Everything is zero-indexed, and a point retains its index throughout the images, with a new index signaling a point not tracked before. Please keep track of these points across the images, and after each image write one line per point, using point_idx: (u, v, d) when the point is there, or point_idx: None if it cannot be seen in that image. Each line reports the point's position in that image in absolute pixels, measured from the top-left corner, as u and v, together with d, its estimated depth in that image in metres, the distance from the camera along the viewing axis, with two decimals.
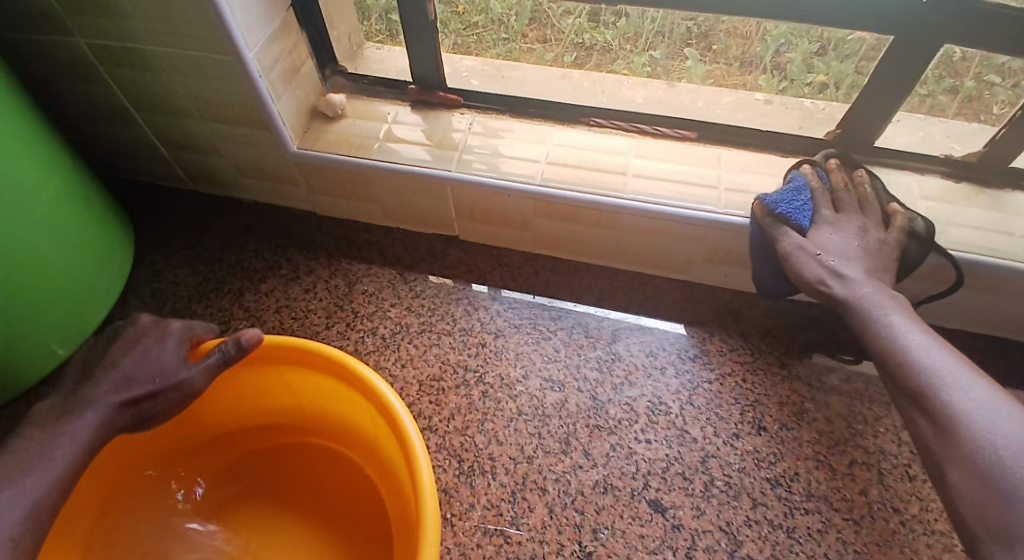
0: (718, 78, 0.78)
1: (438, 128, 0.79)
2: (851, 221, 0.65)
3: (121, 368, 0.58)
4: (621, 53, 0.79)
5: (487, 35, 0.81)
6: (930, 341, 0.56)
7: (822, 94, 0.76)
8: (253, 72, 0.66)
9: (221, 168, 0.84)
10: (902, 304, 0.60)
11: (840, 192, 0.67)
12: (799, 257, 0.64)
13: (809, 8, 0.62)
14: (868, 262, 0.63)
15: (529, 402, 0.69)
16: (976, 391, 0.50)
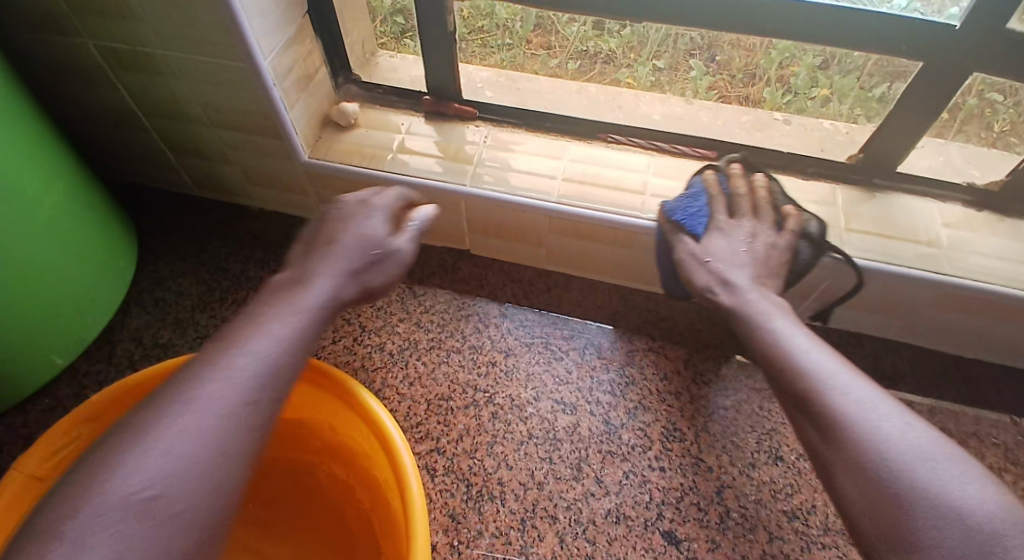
0: (721, 89, 0.77)
1: (452, 140, 0.78)
2: (739, 226, 0.59)
3: (338, 245, 0.49)
4: (625, 61, 0.77)
5: (491, 40, 0.78)
6: (813, 342, 0.50)
7: (825, 107, 0.74)
8: (267, 81, 0.64)
9: (229, 175, 0.82)
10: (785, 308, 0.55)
11: (735, 194, 0.61)
12: (689, 265, 0.59)
13: (836, 31, 0.61)
14: (760, 270, 0.57)
15: (540, 424, 0.67)
16: (861, 387, 0.44)
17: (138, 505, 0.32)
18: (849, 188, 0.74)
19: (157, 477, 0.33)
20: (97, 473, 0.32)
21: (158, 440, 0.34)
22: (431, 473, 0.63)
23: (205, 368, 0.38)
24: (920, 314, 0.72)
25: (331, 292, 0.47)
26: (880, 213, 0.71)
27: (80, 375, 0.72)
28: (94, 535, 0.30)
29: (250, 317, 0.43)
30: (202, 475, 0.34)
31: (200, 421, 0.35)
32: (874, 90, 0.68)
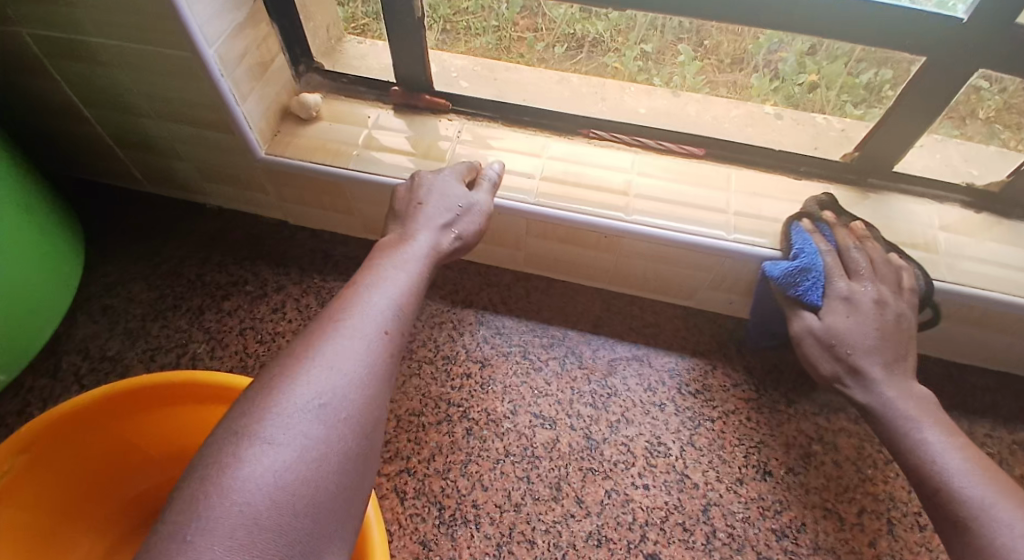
0: (710, 73, 0.73)
1: (423, 135, 0.73)
2: (867, 295, 0.57)
3: (427, 205, 0.55)
4: (613, 45, 0.73)
5: (477, 22, 0.75)
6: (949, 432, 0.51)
7: (811, 92, 0.71)
8: (213, 72, 0.58)
9: (184, 171, 0.76)
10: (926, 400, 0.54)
11: (852, 254, 0.59)
12: (812, 348, 0.58)
13: (832, 24, 0.57)
14: (893, 350, 0.55)
15: (517, 441, 0.63)
16: (994, 491, 0.45)
17: (322, 411, 0.36)
18: (844, 188, 0.70)
19: (323, 390, 0.37)
20: (278, 387, 0.36)
21: (319, 362, 0.38)
22: (401, 495, 0.59)
23: (338, 308, 0.43)
24: None
25: (434, 244, 0.52)
26: (876, 215, 0.68)
27: (24, 392, 0.67)
28: (276, 432, 0.34)
29: (366, 268, 0.48)
30: (361, 392, 0.38)
31: (346, 347, 0.40)
32: (862, 75, 0.65)
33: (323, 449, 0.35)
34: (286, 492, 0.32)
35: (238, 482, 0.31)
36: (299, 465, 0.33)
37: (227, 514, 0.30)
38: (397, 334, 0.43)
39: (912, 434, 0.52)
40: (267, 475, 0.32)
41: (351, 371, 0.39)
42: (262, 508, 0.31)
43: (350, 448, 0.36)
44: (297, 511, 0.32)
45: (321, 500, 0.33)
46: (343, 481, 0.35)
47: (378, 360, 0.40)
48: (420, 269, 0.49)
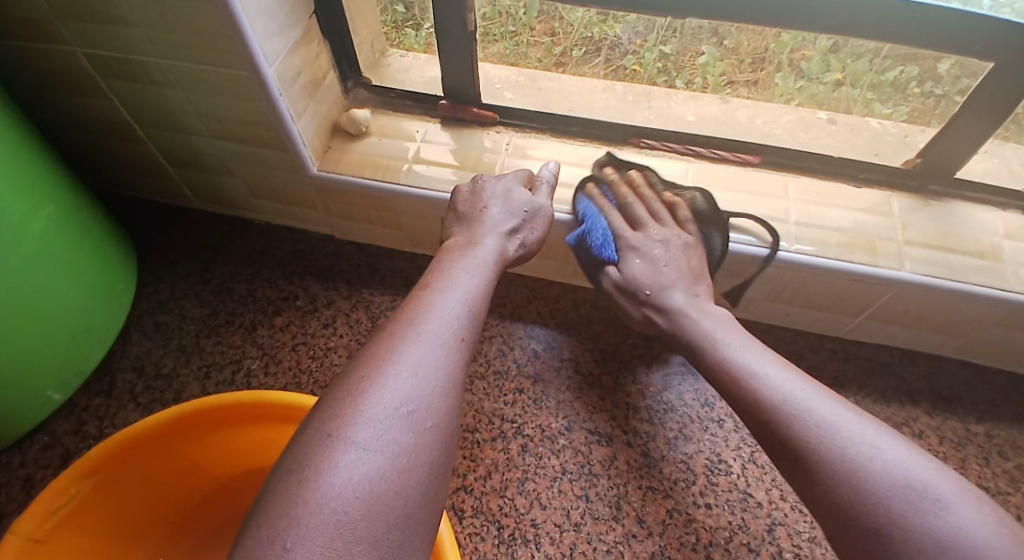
0: (730, 76, 0.70)
1: (468, 147, 0.72)
2: (650, 239, 0.61)
3: (490, 209, 0.54)
4: (629, 47, 0.70)
5: (495, 27, 0.70)
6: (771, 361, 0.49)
7: (836, 91, 0.68)
8: (271, 90, 0.58)
9: (231, 188, 0.77)
10: (727, 319, 0.55)
11: (628, 205, 0.63)
12: (620, 296, 0.62)
13: (892, 27, 0.55)
14: (687, 278, 0.59)
15: (573, 458, 0.62)
16: (792, 381, 0.47)
17: (411, 417, 0.35)
18: (905, 196, 0.68)
19: (409, 395, 0.36)
20: (363, 390, 0.36)
21: (403, 366, 0.37)
22: (459, 514, 0.59)
23: (413, 310, 0.42)
24: (979, 333, 0.67)
25: (498, 251, 0.51)
26: (939, 223, 0.65)
27: (79, 410, 0.68)
28: (366, 437, 0.33)
29: (437, 271, 0.47)
30: (445, 398, 0.37)
31: (428, 350, 0.39)
32: (886, 72, 0.63)
33: (413, 457, 0.34)
34: (378, 500, 0.31)
35: (332, 489, 0.31)
36: (389, 473, 0.32)
37: (324, 522, 0.30)
38: (472, 340, 0.42)
39: (710, 353, 0.53)
40: (359, 485, 0.31)
41: (435, 376, 0.38)
42: (357, 518, 0.30)
43: (437, 457, 0.35)
44: (390, 523, 0.31)
45: (411, 511, 0.32)
46: (431, 490, 0.34)
47: (458, 367, 0.40)
48: (488, 273, 0.49)
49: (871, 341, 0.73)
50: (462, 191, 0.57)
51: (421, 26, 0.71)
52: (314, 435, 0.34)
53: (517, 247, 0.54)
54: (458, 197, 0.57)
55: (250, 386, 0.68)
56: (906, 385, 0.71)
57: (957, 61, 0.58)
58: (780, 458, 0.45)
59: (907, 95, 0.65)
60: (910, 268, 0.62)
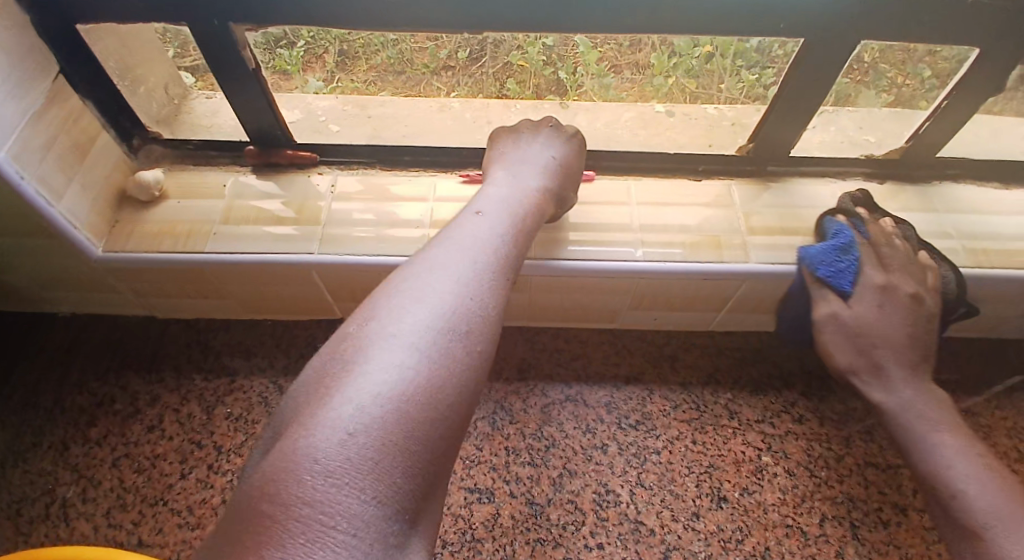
0: (614, 60, 0.60)
1: (294, 197, 0.64)
2: (903, 287, 0.57)
3: (538, 152, 0.57)
4: (514, 43, 0.57)
5: (375, 40, 0.58)
6: (973, 466, 0.50)
7: (709, 63, 0.60)
8: (9, 174, 0.48)
9: (19, 284, 0.65)
10: (943, 402, 0.55)
11: (884, 246, 0.58)
12: (834, 336, 0.58)
13: (704, 23, 0.51)
14: (917, 345, 0.57)
15: (453, 527, 0.56)
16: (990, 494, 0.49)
17: (455, 334, 0.36)
18: (744, 182, 0.67)
19: (463, 316, 0.37)
20: (405, 303, 0.37)
21: (458, 285, 0.39)
22: None
23: (457, 236, 0.44)
24: None
25: (542, 191, 0.54)
26: (783, 205, 0.65)
27: None
28: (422, 343, 0.35)
29: (486, 199, 0.51)
30: (488, 323, 0.39)
31: (472, 273, 0.41)
32: (749, 40, 0.54)
33: (463, 370, 0.35)
34: (422, 405, 0.32)
35: (376, 394, 0.31)
36: (432, 380, 0.33)
37: (366, 427, 0.30)
38: (511, 272, 0.44)
39: (920, 434, 0.54)
40: (401, 390, 0.32)
41: (481, 300, 0.39)
42: (401, 427, 0.30)
43: (476, 376, 0.36)
44: (432, 438, 0.31)
45: (456, 421, 0.33)
46: (467, 410, 0.35)
47: (501, 294, 0.41)
48: (534, 207, 0.52)
49: None
50: (526, 127, 0.60)
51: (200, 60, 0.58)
52: (361, 341, 0.34)
53: (559, 194, 0.57)
54: (515, 134, 0.60)
55: (71, 518, 0.58)
56: None
57: (769, 40, 0.54)
58: None
59: (772, 59, 0.57)
60: (755, 258, 0.60)
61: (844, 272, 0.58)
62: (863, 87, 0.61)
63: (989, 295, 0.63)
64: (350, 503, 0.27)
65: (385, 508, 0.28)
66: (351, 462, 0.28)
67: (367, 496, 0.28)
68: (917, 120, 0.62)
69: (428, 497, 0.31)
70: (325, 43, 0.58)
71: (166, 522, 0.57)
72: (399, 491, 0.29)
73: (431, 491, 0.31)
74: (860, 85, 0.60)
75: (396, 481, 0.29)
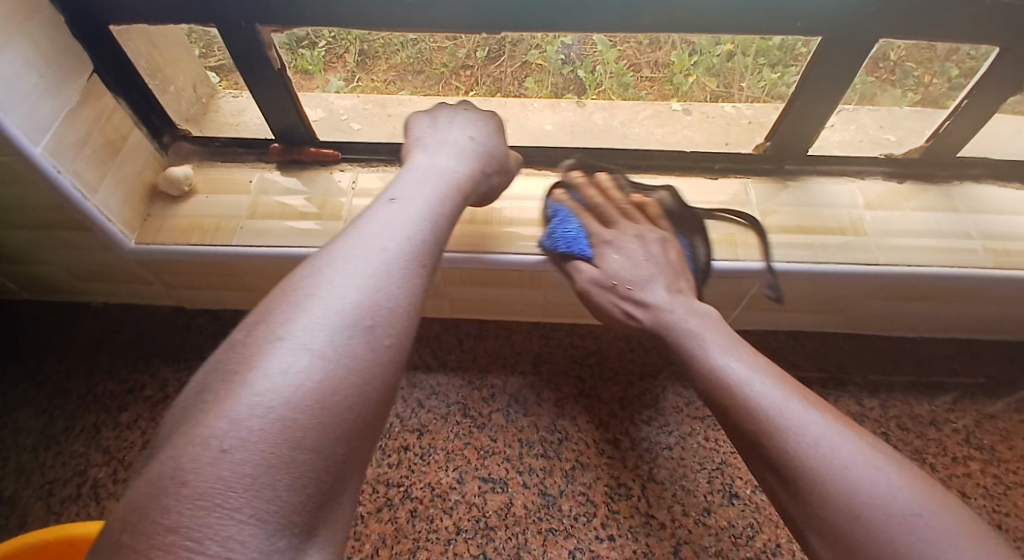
0: (631, 56, 0.61)
1: (316, 193, 0.66)
2: (629, 235, 0.57)
3: (437, 131, 0.55)
4: (532, 40, 0.59)
5: (394, 38, 0.59)
6: (755, 367, 0.43)
7: (731, 61, 0.61)
8: (46, 169, 0.51)
9: (55, 275, 0.68)
10: (713, 319, 0.50)
11: (598, 207, 0.59)
12: (598, 295, 0.55)
13: (719, 21, 0.51)
14: (669, 273, 0.54)
15: (466, 514, 0.58)
16: (783, 390, 0.41)
17: (361, 327, 0.33)
18: (761, 181, 0.67)
19: (369, 307, 0.34)
20: (310, 297, 0.33)
21: (364, 275, 0.35)
22: None
23: (376, 219, 0.40)
24: (852, 307, 0.67)
25: (466, 175, 0.51)
26: (799, 203, 0.65)
27: None
28: (316, 342, 0.31)
29: (401, 182, 0.47)
30: (400, 315, 0.35)
31: (389, 261, 0.37)
32: (771, 38, 0.54)
33: (365, 368, 0.31)
34: (312, 412, 0.28)
35: (259, 402, 0.28)
36: (326, 384, 0.29)
37: (247, 439, 0.26)
38: (431, 257, 0.40)
39: (695, 349, 0.47)
40: (291, 395, 0.28)
41: (390, 290, 0.35)
42: (288, 436, 0.27)
43: (387, 371, 0.32)
44: (328, 444, 0.28)
45: (359, 425, 0.30)
46: (377, 408, 0.31)
47: (417, 281, 0.37)
48: (454, 188, 0.48)
49: (760, 327, 0.72)
50: (444, 111, 0.58)
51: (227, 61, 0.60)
52: (256, 343, 0.31)
53: (486, 181, 0.55)
54: (435, 114, 0.57)
55: (103, 498, 0.60)
56: (796, 366, 0.70)
57: (785, 40, 0.54)
58: (770, 481, 0.39)
59: (795, 56, 0.57)
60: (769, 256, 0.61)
61: (577, 239, 0.57)
62: (887, 85, 0.60)
63: (1011, 296, 0.63)
64: (221, 526, 0.24)
65: (264, 526, 0.25)
66: (222, 481, 0.25)
67: (244, 515, 0.25)
68: (939, 120, 0.61)
69: (325, 508, 0.28)
70: (346, 43, 0.60)
71: None
72: (284, 505, 0.26)
73: (329, 499, 0.28)
74: (886, 83, 0.60)
75: (278, 495, 0.26)
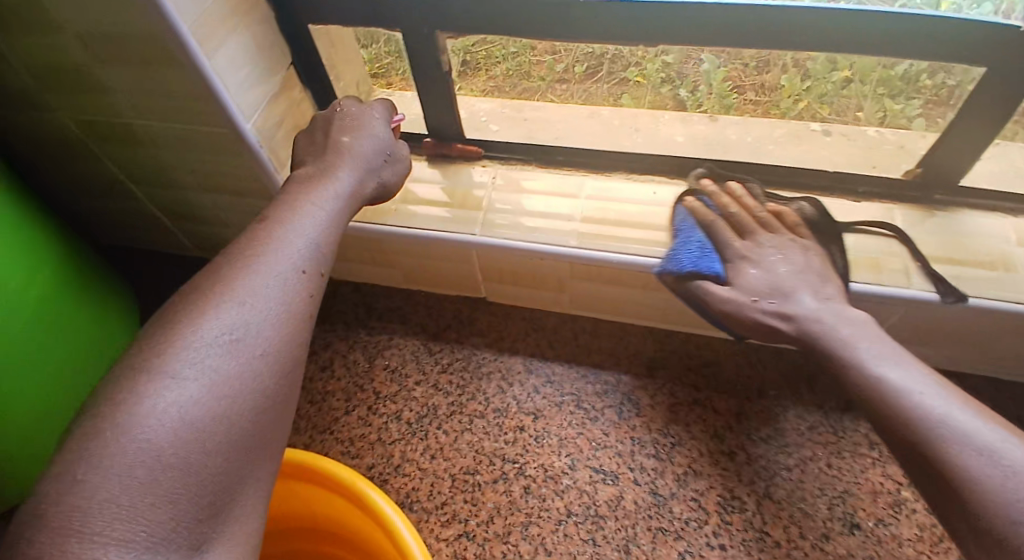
0: (737, 80, 0.65)
1: (458, 185, 0.71)
2: (767, 249, 0.57)
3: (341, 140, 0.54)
4: (632, 59, 0.65)
5: (498, 51, 0.67)
6: (914, 376, 0.46)
7: (846, 88, 0.63)
8: (253, 144, 0.58)
9: (228, 237, 0.78)
10: (862, 319, 0.52)
11: (734, 214, 0.60)
12: (739, 311, 0.56)
13: (882, 46, 0.51)
14: (817, 280, 0.55)
15: (578, 500, 0.61)
16: (936, 399, 0.44)
17: (225, 357, 0.36)
18: (908, 208, 0.66)
19: (239, 327, 0.37)
20: (183, 332, 0.36)
21: (233, 300, 0.38)
22: None
23: (259, 250, 0.42)
24: (996, 346, 0.64)
25: (354, 186, 0.51)
26: (945, 233, 0.63)
27: None
28: (183, 368, 0.34)
29: (283, 203, 0.47)
30: (270, 336, 0.38)
31: (256, 288, 0.40)
32: (896, 66, 0.57)
33: (233, 383, 0.35)
34: (184, 434, 0.32)
35: (128, 435, 0.31)
36: (196, 406, 0.33)
37: (112, 471, 0.29)
38: (311, 274, 0.43)
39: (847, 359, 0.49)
40: (162, 425, 0.32)
41: (265, 313, 0.39)
42: (154, 463, 0.30)
43: (257, 386, 0.36)
44: (193, 471, 0.32)
45: (232, 436, 0.34)
46: (252, 421, 0.35)
47: (290, 302, 0.41)
48: (341, 201, 0.49)
49: None
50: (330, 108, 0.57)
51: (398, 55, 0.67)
52: (134, 377, 0.33)
53: (375, 187, 0.54)
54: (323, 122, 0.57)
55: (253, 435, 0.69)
56: None
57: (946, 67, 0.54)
58: (935, 491, 0.42)
59: (919, 87, 0.60)
60: (916, 283, 0.60)
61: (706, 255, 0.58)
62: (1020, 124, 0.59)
63: None
64: (87, 550, 0.27)
65: (129, 544, 0.28)
66: (82, 508, 0.28)
67: (111, 536, 0.28)
68: None
69: (208, 518, 0.32)
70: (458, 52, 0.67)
71: (333, 449, 0.67)
72: (156, 521, 0.29)
73: (208, 507, 0.32)
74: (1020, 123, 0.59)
75: (148, 514, 0.29)
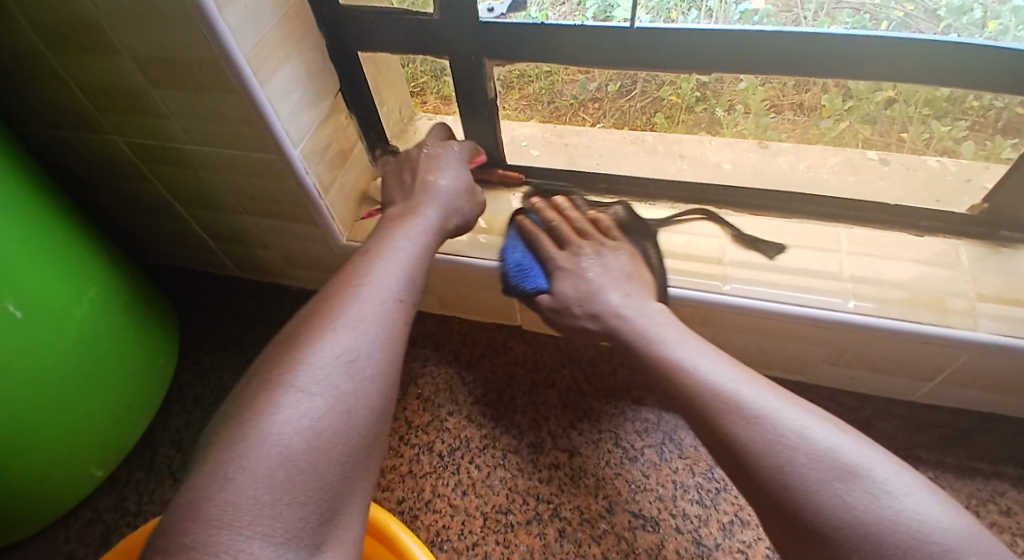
0: (774, 100, 0.60)
1: (497, 212, 0.70)
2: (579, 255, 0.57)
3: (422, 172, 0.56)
4: (666, 79, 0.62)
5: (533, 72, 0.65)
6: (719, 359, 0.46)
7: (888, 109, 0.57)
8: (299, 171, 0.58)
9: (267, 258, 0.78)
10: (660, 312, 0.53)
11: (556, 225, 0.60)
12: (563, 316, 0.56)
13: (951, 77, 0.48)
14: (618, 280, 0.55)
15: (617, 546, 0.58)
16: (732, 374, 0.44)
17: (344, 373, 0.37)
18: (975, 244, 0.61)
19: (354, 347, 0.39)
20: (306, 350, 0.38)
21: (347, 321, 0.40)
22: None
23: (365, 276, 0.44)
24: None
25: (441, 218, 0.53)
26: (1015, 273, 0.59)
27: (121, 485, 0.71)
28: (308, 382, 0.36)
29: (380, 234, 0.49)
30: (382, 356, 0.39)
31: (367, 310, 0.41)
32: (940, 89, 0.51)
33: (352, 400, 0.36)
34: (310, 444, 0.33)
35: (263, 440, 0.32)
36: (321, 418, 0.34)
37: (253, 470, 0.31)
38: (410, 300, 0.45)
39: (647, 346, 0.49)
40: (294, 433, 0.33)
41: (376, 333, 0.40)
42: (290, 468, 0.32)
43: (371, 402, 0.37)
44: (319, 477, 0.33)
45: (350, 448, 0.35)
46: (367, 435, 0.36)
47: (395, 325, 0.42)
48: (432, 232, 0.51)
49: (941, 403, 0.66)
50: None
51: (442, 73, 0.65)
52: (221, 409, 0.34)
53: (461, 220, 0.56)
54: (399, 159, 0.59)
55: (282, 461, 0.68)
56: (988, 454, 0.63)
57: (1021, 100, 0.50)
58: (728, 467, 0.41)
59: (964, 109, 0.54)
60: (983, 326, 0.55)
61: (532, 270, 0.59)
62: None
63: None
64: (230, 542, 0.28)
65: (268, 540, 0.29)
66: (229, 504, 0.30)
67: (253, 531, 0.29)
68: None
69: (329, 528, 0.32)
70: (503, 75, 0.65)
71: None
72: (288, 523, 0.30)
73: (328, 513, 0.33)
74: None
75: (281, 514, 0.30)
